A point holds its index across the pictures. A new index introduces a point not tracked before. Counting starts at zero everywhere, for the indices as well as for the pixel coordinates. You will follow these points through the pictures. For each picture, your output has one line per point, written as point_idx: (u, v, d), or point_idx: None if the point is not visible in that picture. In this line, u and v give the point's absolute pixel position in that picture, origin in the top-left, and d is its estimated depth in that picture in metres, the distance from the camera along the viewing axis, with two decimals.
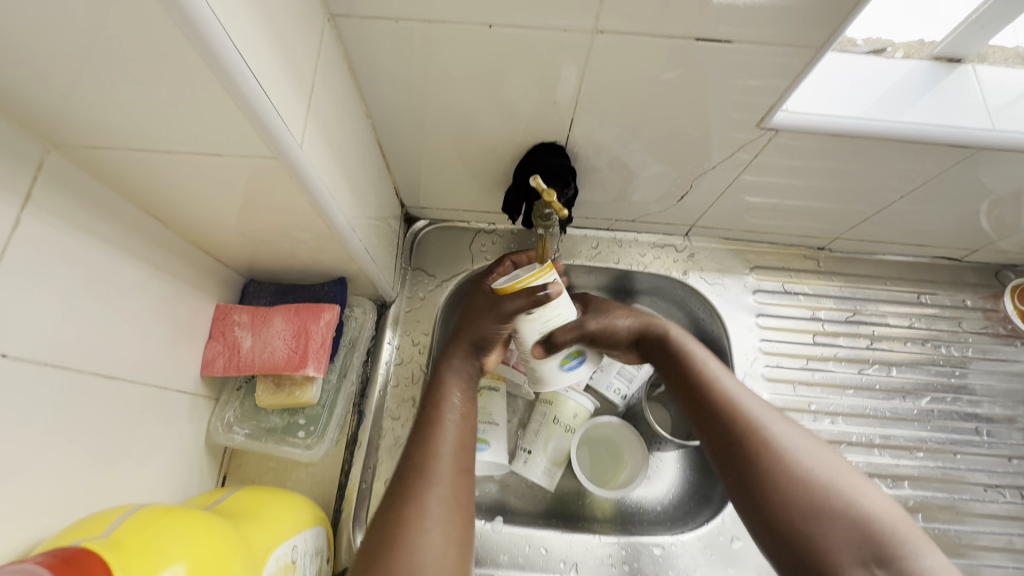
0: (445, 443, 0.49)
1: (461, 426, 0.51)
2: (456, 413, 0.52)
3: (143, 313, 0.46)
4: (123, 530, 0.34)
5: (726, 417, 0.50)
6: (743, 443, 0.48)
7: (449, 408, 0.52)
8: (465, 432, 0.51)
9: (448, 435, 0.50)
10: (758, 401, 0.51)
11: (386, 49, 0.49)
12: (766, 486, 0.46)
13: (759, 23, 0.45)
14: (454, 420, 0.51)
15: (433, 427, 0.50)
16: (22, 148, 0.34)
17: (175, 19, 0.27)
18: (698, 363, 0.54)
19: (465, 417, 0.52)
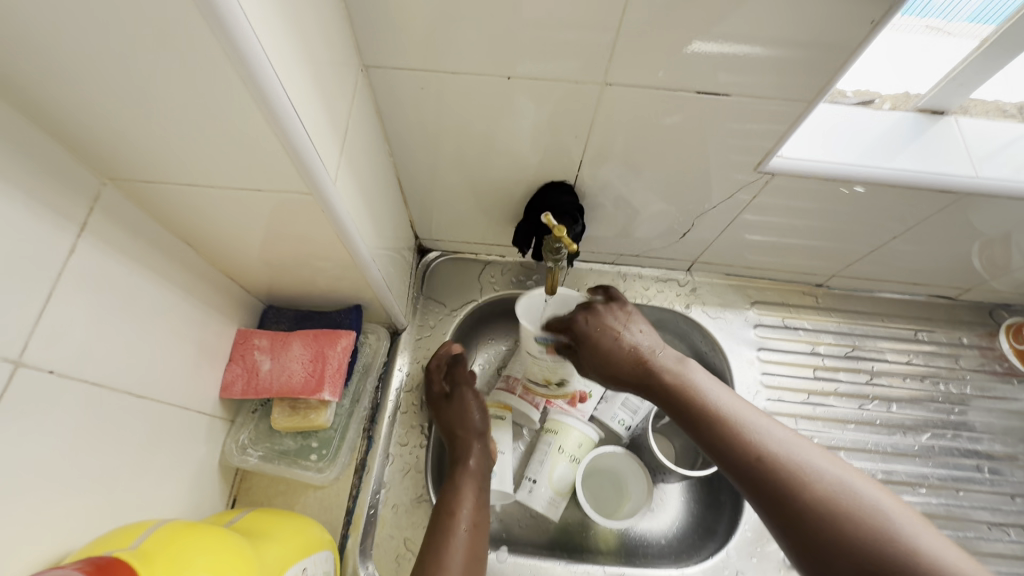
0: (456, 557, 0.53)
1: (472, 534, 0.56)
2: (468, 522, 0.57)
3: (172, 335, 0.48)
4: (150, 543, 0.36)
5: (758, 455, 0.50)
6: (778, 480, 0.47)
7: (460, 518, 0.57)
8: (475, 543, 0.56)
9: (459, 547, 0.54)
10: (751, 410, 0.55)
11: (411, 95, 0.53)
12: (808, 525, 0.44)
13: (755, 78, 0.49)
14: (463, 533, 0.56)
15: (446, 538, 0.55)
16: (81, 180, 0.38)
17: (240, 73, 0.31)
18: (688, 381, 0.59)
19: (476, 525, 0.57)
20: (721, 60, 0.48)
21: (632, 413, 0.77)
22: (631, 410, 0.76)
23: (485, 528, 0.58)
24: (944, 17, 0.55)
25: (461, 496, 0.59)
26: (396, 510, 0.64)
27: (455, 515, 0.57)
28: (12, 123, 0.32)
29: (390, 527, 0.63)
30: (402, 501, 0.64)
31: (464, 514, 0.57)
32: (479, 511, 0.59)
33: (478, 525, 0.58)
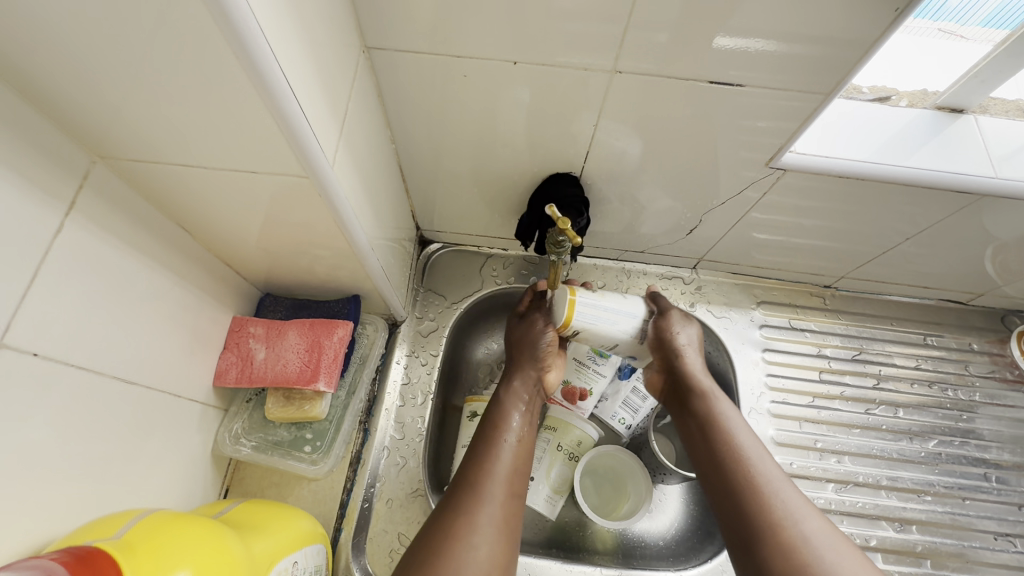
0: (500, 465, 0.52)
1: (517, 449, 0.55)
2: (514, 436, 0.56)
3: (163, 321, 0.47)
4: (134, 533, 0.35)
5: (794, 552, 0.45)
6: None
7: (506, 431, 0.56)
8: (518, 457, 0.54)
9: (507, 451, 0.54)
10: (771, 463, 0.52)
11: (414, 80, 0.52)
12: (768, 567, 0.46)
13: (771, 70, 0.47)
14: (508, 445, 0.55)
15: (491, 445, 0.54)
16: (72, 159, 0.36)
17: (233, 47, 0.29)
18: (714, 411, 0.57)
19: (522, 441, 0.56)
20: (735, 52, 0.46)
21: (633, 412, 0.75)
22: (632, 409, 0.75)
23: (530, 447, 0.57)
24: (958, 20, 0.54)
25: (506, 411, 0.58)
26: (391, 504, 0.63)
27: (500, 427, 0.56)
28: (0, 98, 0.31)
29: (384, 521, 0.62)
30: (397, 495, 0.63)
31: (513, 429, 0.57)
32: (525, 427, 0.58)
33: (526, 441, 0.57)
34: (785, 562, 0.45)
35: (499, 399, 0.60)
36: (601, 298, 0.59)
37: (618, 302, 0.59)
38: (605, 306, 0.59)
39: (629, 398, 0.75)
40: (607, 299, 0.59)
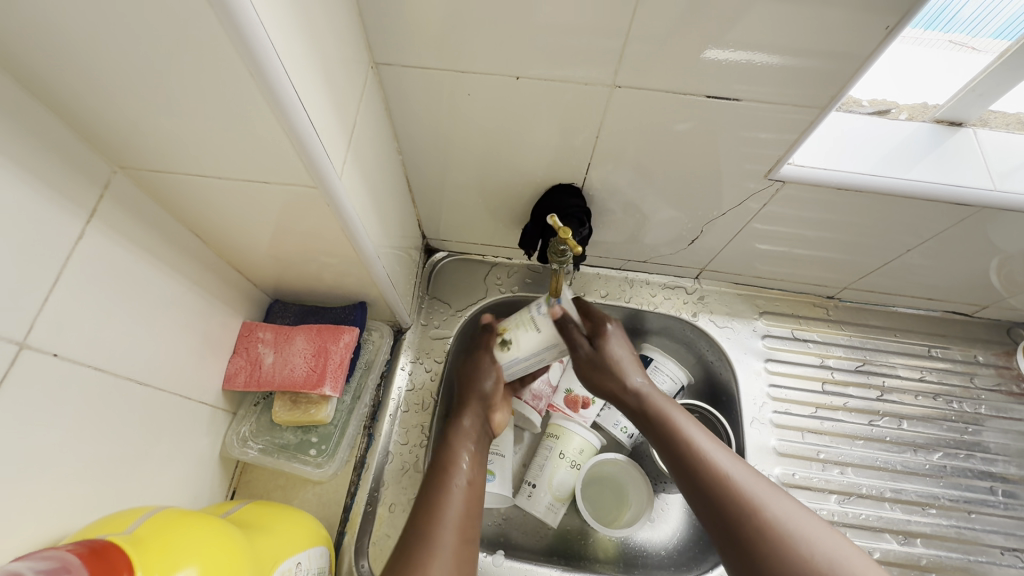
0: (450, 509, 0.53)
1: (467, 492, 0.55)
2: (464, 480, 0.56)
3: (176, 325, 0.48)
4: (144, 529, 0.36)
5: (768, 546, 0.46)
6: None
7: (455, 476, 0.56)
8: (469, 500, 0.55)
9: (456, 498, 0.54)
10: (721, 449, 0.55)
11: (421, 94, 0.53)
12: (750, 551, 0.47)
13: (769, 85, 0.48)
14: (458, 489, 0.55)
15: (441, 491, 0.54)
16: (94, 169, 0.38)
17: (249, 65, 0.31)
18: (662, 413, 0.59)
19: (471, 484, 0.57)
20: (733, 66, 0.47)
21: None
22: None
23: (481, 487, 0.58)
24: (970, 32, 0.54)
25: (455, 454, 0.59)
26: (394, 509, 0.63)
27: (450, 471, 0.57)
28: (28, 111, 0.33)
29: (387, 526, 0.62)
30: (400, 500, 0.64)
31: (463, 473, 0.57)
32: (474, 470, 0.58)
33: (476, 482, 0.57)
34: (761, 543, 0.46)
35: (447, 443, 0.60)
36: (517, 347, 0.61)
37: (534, 342, 0.60)
38: (523, 353, 0.61)
39: None
40: (523, 343, 0.61)
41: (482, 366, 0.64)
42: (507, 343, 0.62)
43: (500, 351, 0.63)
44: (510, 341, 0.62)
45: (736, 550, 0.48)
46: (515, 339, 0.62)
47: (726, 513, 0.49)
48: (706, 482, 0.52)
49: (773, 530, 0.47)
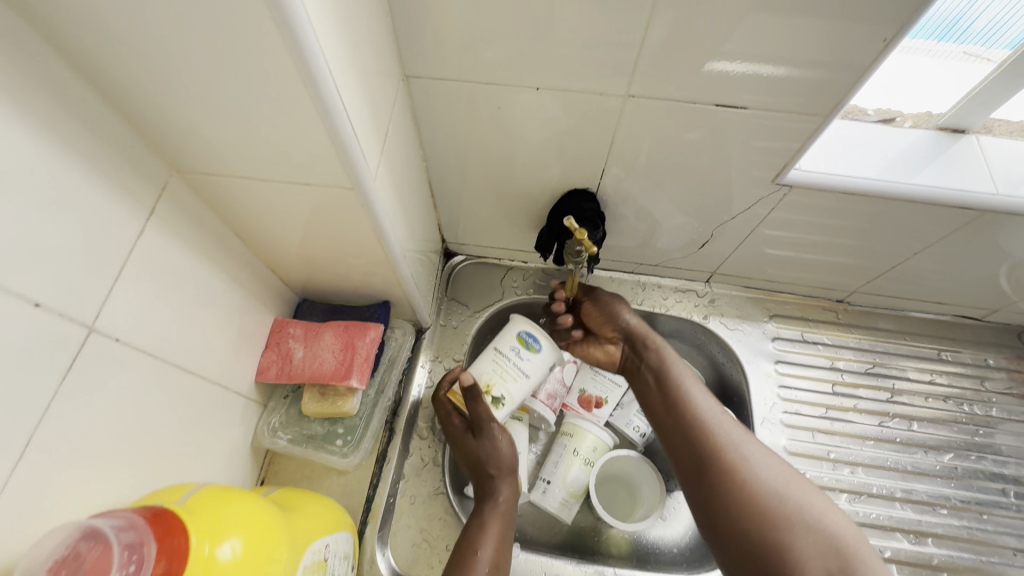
0: (483, 560, 0.55)
1: (495, 557, 0.56)
2: (490, 564, 0.55)
3: (217, 318, 0.52)
4: (196, 500, 0.39)
5: (736, 474, 0.56)
6: (746, 508, 0.54)
7: (481, 549, 0.57)
8: (497, 561, 0.56)
9: (484, 558, 0.56)
10: (733, 429, 0.60)
11: (446, 104, 0.57)
12: (739, 509, 0.54)
13: (776, 94, 0.51)
14: (483, 574, 0.54)
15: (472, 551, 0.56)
16: (153, 172, 0.42)
17: (303, 78, 0.34)
18: (679, 389, 0.63)
19: (499, 551, 0.57)
20: (742, 76, 0.50)
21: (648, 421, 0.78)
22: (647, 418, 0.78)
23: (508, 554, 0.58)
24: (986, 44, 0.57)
25: (485, 531, 0.58)
26: (414, 501, 0.66)
27: (476, 545, 0.57)
28: (101, 118, 0.37)
29: (407, 517, 0.65)
30: (420, 493, 0.67)
31: (486, 553, 0.56)
32: (500, 553, 0.57)
33: (502, 555, 0.57)
34: (755, 515, 0.53)
35: (478, 518, 0.60)
36: (510, 400, 0.65)
37: (524, 388, 0.65)
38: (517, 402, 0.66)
39: None
40: (514, 395, 0.65)
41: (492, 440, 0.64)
42: (499, 401, 0.65)
43: (495, 408, 0.65)
44: (501, 397, 0.65)
45: (741, 533, 0.53)
46: (504, 393, 0.65)
47: (719, 484, 0.56)
48: (711, 462, 0.58)
49: (768, 498, 0.53)
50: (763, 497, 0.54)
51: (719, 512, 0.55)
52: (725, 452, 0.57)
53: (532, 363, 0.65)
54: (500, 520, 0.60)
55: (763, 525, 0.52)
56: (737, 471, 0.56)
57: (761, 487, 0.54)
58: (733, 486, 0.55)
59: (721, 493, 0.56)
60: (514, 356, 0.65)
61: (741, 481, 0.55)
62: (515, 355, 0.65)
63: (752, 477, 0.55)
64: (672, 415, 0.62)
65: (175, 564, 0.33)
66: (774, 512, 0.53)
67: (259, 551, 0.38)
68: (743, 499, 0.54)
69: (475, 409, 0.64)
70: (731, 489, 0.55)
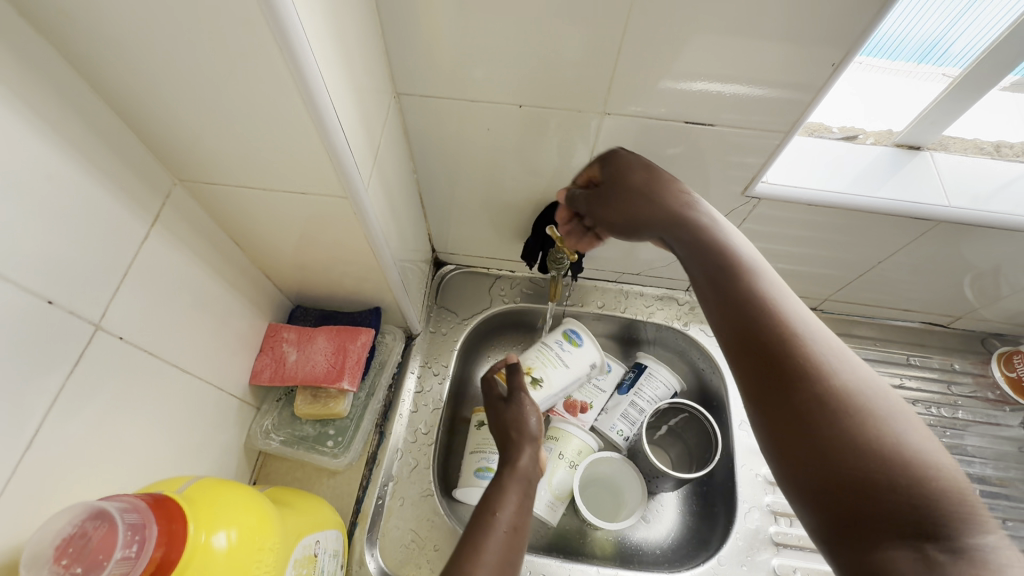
0: (492, 549, 0.44)
1: (510, 538, 0.47)
2: (508, 525, 0.48)
3: (213, 321, 0.54)
4: (193, 490, 0.41)
5: (816, 386, 0.33)
6: (818, 409, 0.32)
7: (501, 516, 0.49)
8: (509, 552, 0.45)
9: (496, 541, 0.45)
10: (815, 327, 0.36)
11: (436, 120, 0.60)
12: (818, 422, 0.32)
13: (741, 112, 0.55)
14: (500, 534, 0.46)
15: (484, 523, 0.47)
16: (158, 181, 0.45)
17: (303, 95, 0.37)
18: (737, 263, 0.40)
19: (514, 532, 0.48)
20: (710, 96, 0.54)
21: (632, 425, 0.79)
22: (630, 422, 0.79)
23: (521, 542, 0.48)
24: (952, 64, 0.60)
25: (507, 491, 0.53)
26: (403, 502, 0.67)
27: (495, 509, 0.50)
28: (112, 131, 0.40)
29: (396, 518, 0.66)
30: (409, 495, 0.68)
31: (506, 514, 0.49)
32: (520, 516, 0.51)
33: (518, 527, 0.49)
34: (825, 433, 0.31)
35: (504, 474, 0.56)
36: (548, 383, 0.72)
37: (562, 377, 0.73)
38: (554, 388, 0.72)
39: (627, 411, 0.80)
40: (552, 379, 0.72)
41: (521, 405, 0.65)
42: (538, 382, 0.72)
43: (533, 390, 0.71)
44: (540, 379, 0.72)
45: (796, 450, 0.32)
46: (544, 377, 0.72)
47: (766, 372, 0.35)
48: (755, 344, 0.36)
49: (845, 409, 0.32)
50: (857, 421, 0.31)
51: (790, 433, 0.33)
52: (812, 358, 0.34)
53: (574, 356, 0.74)
54: (526, 481, 0.56)
55: (859, 450, 0.30)
56: (820, 377, 0.33)
57: (853, 398, 0.32)
58: (810, 400, 0.33)
59: (797, 408, 0.33)
60: (557, 347, 0.74)
61: (821, 386, 0.33)
62: (558, 346, 0.74)
63: (830, 380, 0.33)
64: (733, 303, 0.38)
65: (173, 551, 0.35)
66: (874, 446, 0.30)
67: (252, 539, 0.40)
68: (829, 422, 0.31)
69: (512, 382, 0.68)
70: (803, 402, 0.33)
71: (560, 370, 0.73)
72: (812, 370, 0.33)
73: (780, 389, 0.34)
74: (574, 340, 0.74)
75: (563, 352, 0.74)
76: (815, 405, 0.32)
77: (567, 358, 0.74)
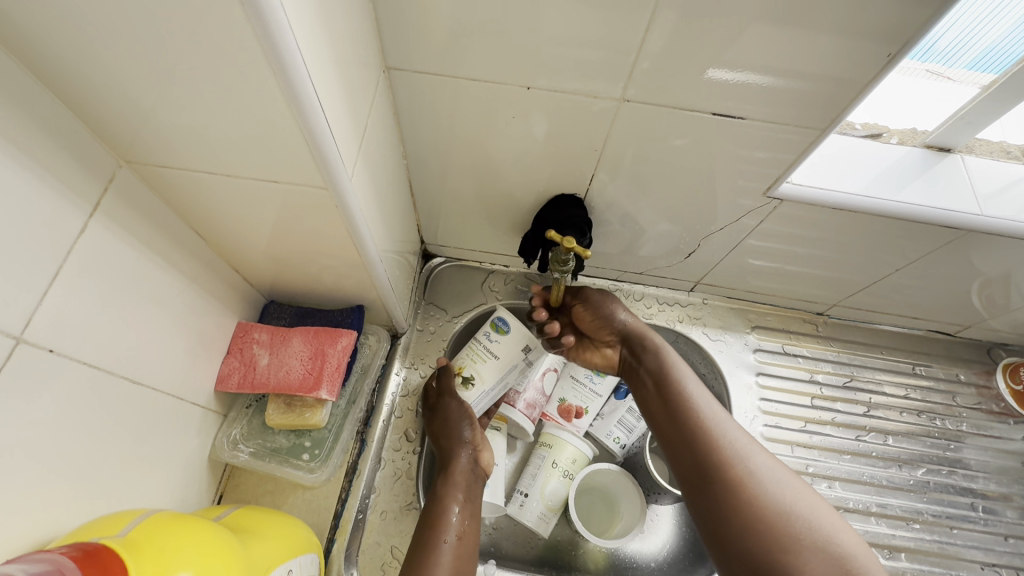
0: (440, 569, 0.51)
1: (458, 548, 0.54)
2: (453, 535, 0.55)
3: (171, 324, 0.47)
4: (136, 532, 0.35)
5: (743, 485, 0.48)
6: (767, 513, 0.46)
7: (445, 531, 0.55)
8: (460, 561, 0.53)
9: (444, 561, 0.52)
10: (741, 436, 0.52)
11: (429, 99, 0.54)
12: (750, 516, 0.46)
13: (771, 104, 0.49)
14: (446, 550, 0.53)
15: (431, 548, 0.53)
16: (100, 163, 0.38)
17: (273, 66, 0.31)
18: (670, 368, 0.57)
19: (462, 540, 0.55)
20: (737, 85, 0.48)
21: (628, 431, 0.76)
22: (626, 428, 0.75)
23: (473, 546, 0.55)
24: (946, 62, 0.57)
25: (447, 506, 0.57)
26: (385, 516, 0.63)
27: (440, 528, 0.55)
28: (39, 103, 0.33)
29: (377, 534, 0.62)
30: (391, 508, 0.63)
31: (451, 529, 0.55)
32: (466, 525, 0.57)
33: (465, 537, 0.55)
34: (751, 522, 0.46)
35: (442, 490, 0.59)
36: (481, 379, 0.66)
37: (492, 372, 0.66)
38: (489, 383, 0.66)
39: (624, 417, 0.76)
40: (485, 375, 0.66)
41: (451, 411, 0.64)
42: (469, 381, 0.65)
43: (465, 390, 0.65)
44: (471, 377, 0.66)
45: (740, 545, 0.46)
46: (474, 374, 0.66)
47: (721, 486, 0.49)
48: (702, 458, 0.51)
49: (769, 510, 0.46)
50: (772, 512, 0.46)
51: (725, 529, 0.47)
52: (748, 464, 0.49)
53: (501, 345, 0.66)
54: (462, 493, 0.59)
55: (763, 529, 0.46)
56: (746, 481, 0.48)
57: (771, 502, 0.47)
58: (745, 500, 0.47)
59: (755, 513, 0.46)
60: (485, 338, 0.67)
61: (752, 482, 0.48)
62: (486, 337, 0.66)
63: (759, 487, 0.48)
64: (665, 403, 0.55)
65: None
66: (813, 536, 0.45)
67: None
68: (766, 513, 0.46)
69: (442, 385, 0.66)
70: (741, 501, 0.47)
71: (491, 363, 0.66)
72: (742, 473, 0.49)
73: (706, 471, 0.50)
74: (501, 326, 0.66)
75: (494, 343, 0.66)
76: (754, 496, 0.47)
77: (497, 351, 0.66)
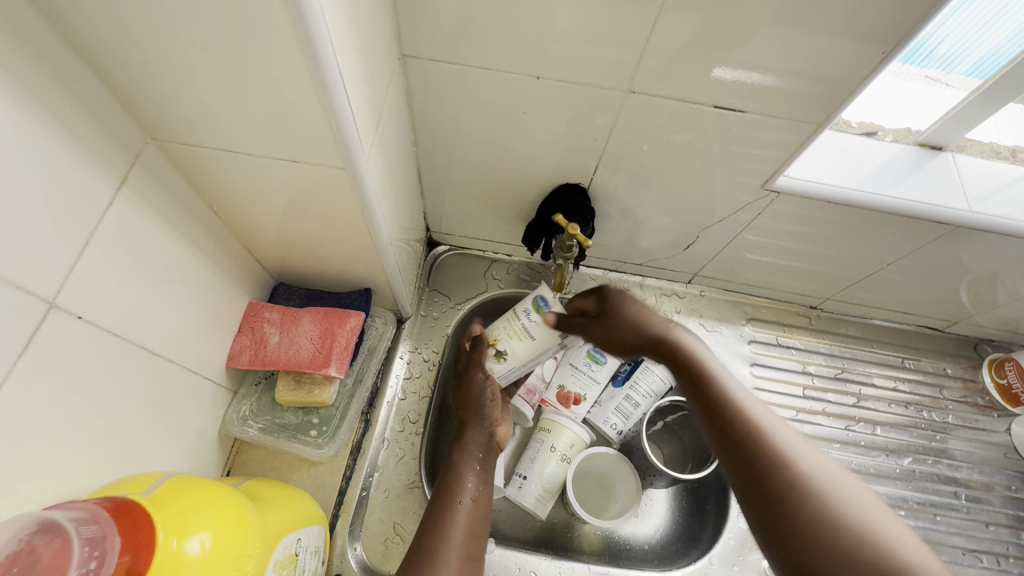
0: (455, 531, 0.54)
1: (472, 510, 0.57)
2: (469, 497, 0.58)
3: (188, 300, 0.49)
4: (161, 490, 0.37)
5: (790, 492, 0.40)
6: (818, 519, 0.38)
7: (461, 495, 0.58)
8: (473, 522, 0.56)
9: (458, 521, 0.55)
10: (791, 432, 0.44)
11: (441, 87, 0.55)
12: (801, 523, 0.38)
13: (771, 100, 0.51)
14: (464, 509, 0.57)
15: (447, 509, 0.56)
16: (127, 139, 0.39)
17: (303, 49, 0.32)
18: (744, 420, 0.45)
19: (477, 501, 0.58)
20: (739, 81, 0.50)
21: (625, 418, 0.76)
22: (623, 415, 0.76)
23: (487, 508, 0.59)
24: (945, 68, 0.61)
25: (462, 472, 0.60)
26: (388, 494, 0.64)
27: (457, 491, 0.58)
28: (75, 79, 0.34)
29: (380, 511, 0.63)
30: (394, 486, 0.65)
31: (468, 492, 0.59)
32: (481, 490, 0.60)
33: (480, 500, 0.59)
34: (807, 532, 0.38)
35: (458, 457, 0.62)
36: (512, 356, 0.63)
37: (525, 351, 0.62)
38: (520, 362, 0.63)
39: (621, 404, 0.77)
40: (518, 353, 0.63)
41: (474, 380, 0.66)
42: (501, 355, 0.63)
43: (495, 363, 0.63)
44: (503, 352, 0.63)
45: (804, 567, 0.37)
46: (508, 349, 0.63)
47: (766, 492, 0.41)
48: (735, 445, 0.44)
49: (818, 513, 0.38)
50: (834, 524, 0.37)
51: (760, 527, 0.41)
52: (804, 467, 0.41)
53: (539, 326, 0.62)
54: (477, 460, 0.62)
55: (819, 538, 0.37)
56: (792, 485, 0.40)
57: (820, 501, 0.39)
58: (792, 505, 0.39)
59: (798, 514, 0.39)
60: (525, 317, 0.63)
61: (793, 471, 0.41)
62: (526, 316, 0.63)
63: (813, 494, 0.39)
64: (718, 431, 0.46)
65: (142, 560, 0.31)
66: None
67: (230, 546, 0.36)
68: (805, 510, 0.39)
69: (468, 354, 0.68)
70: (795, 514, 0.39)
71: (527, 343, 0.62)
72: (787, 474, 0.41)
73: (772, 498, 0.40)
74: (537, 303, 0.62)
75: (530, 322, 0.62)
76: (798, 494, 0.40)
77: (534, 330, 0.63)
